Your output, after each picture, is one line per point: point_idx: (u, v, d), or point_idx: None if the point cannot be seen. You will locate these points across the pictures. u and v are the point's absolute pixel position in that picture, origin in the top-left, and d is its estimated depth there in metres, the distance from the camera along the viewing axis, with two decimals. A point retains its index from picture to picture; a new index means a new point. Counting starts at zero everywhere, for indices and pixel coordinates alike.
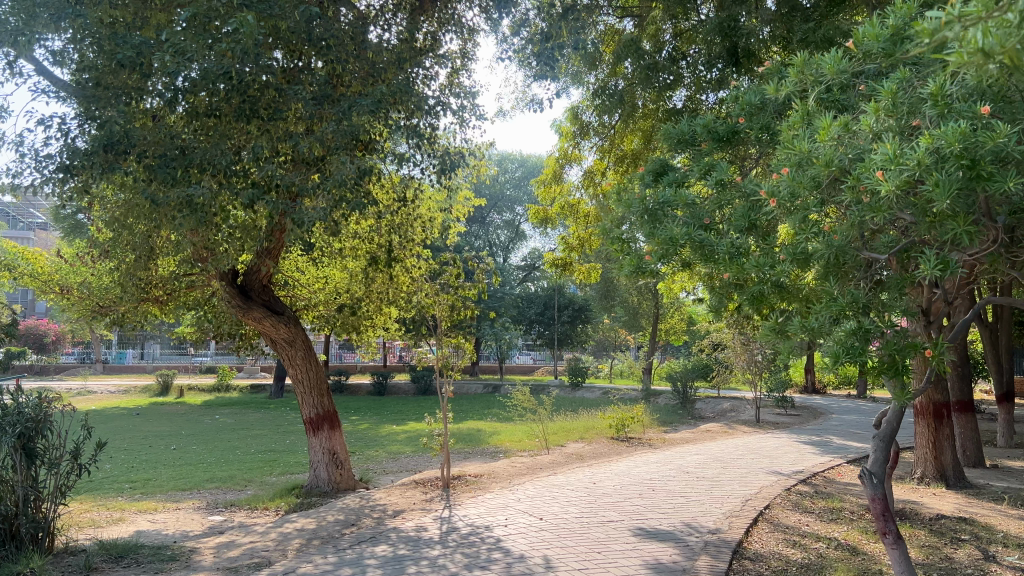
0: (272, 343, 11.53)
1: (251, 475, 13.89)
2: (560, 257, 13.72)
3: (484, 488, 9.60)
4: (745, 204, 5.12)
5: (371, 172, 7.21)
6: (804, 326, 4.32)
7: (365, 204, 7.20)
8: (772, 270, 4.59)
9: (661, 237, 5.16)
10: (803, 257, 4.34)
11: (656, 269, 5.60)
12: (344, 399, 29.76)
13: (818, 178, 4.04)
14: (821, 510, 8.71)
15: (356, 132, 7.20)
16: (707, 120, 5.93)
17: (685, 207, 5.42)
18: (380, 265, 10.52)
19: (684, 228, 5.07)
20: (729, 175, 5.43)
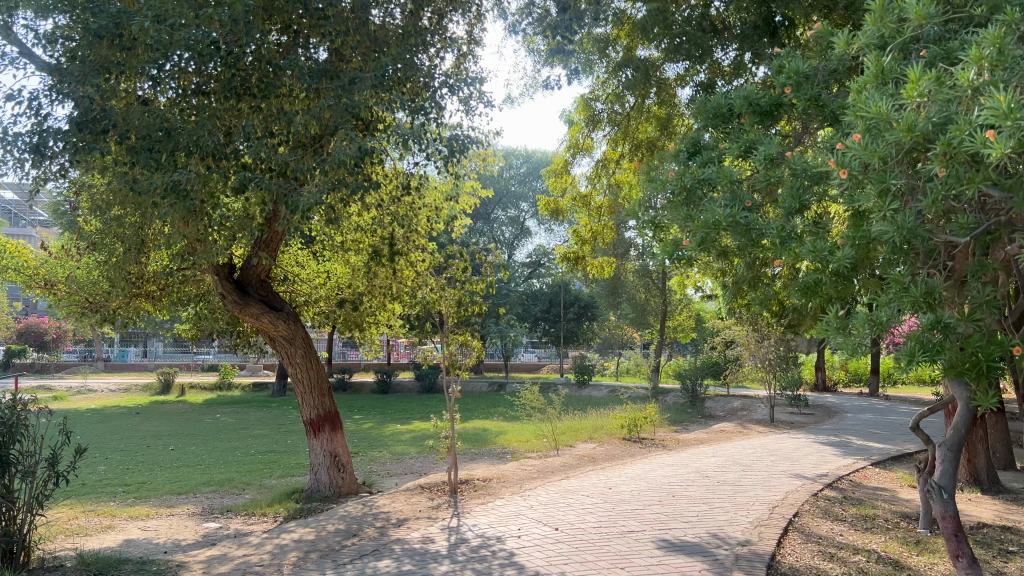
0: (271, 341, 11.02)
1: (250, 478, 13.37)
2: (573, 251, 13.09)
3: (493, 494, 9.07)
4: (795, 183, 4.63)
5: (373, 153, 6.68)
6: (870, 320, 3.81)
7: (368, 188, 6.69)
8: (831, 256, 4.11)
9: (704, 219, 4.70)
10: (867, 241, 3.93)
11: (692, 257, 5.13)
12: (348, 398, 29.28)
13: (895, 146, 3.51)
14: (853, 518, 8.17)
15: (356, 109, 6.72)
16: (749, 91, 5.58)
17: (727, 183, 5.00)
18: (382, 258, 10.01)
19: (728, 211, 4.63)
20: (779, 148, 4.93)
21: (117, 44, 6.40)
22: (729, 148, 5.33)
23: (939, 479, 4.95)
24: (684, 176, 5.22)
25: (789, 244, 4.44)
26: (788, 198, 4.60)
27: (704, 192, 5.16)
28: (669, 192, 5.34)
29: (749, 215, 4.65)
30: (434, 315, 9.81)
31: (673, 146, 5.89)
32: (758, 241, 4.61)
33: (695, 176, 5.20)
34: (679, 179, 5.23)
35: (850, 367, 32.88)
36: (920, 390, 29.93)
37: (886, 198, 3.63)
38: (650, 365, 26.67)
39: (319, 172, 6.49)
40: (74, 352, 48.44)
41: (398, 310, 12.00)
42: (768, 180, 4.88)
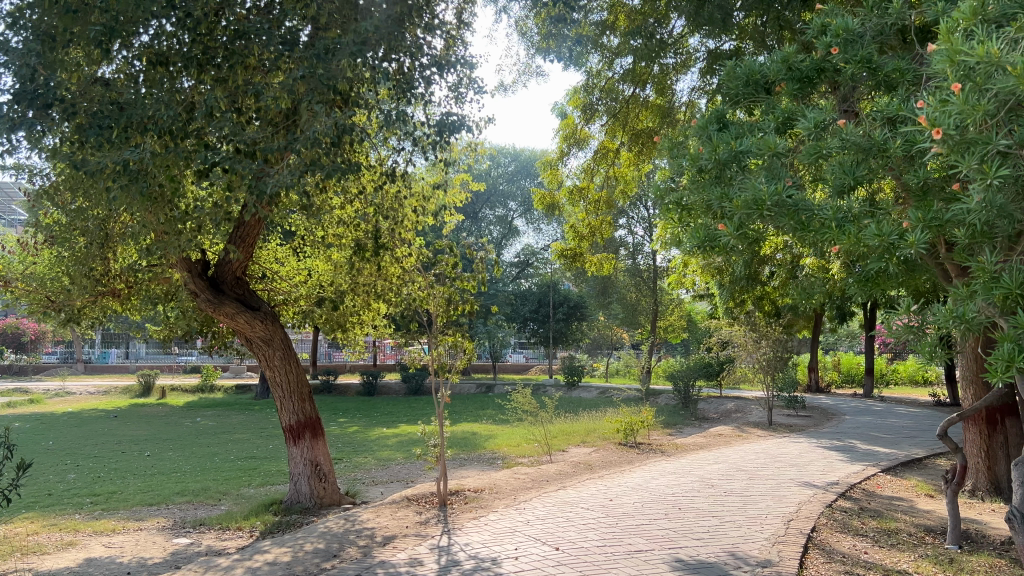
0: (247, 342, 10.32)
1: (226, 487, 12.67)
2: (569, 248, 12.53)
3: (487, 508, 8.43)
4: (846, 158, 4.47)
5: (352, 128, 6.23)
6: (954, 316, 3.95)
7: (348, 170, 6.14)
8: (901, 240, 4.02)
9: (744, 198, 4.52)
10: (941, 226, 4.03)
11: (725, 244, 4.82)
12: (332, 400, 28.51)
13: (1000, 99, 3.54)
14: (875, 533, 7.58)
15: (333, 80, 6.18)
16: (788, 54, 5.60)
17: (771, 155, 4.87)
18: (366, 253, 9.41)
19: (771, 188, 4.50)
20: (826, 113, 4.70)
21: (61, 7, 5.86)
22: (765, 122, 5.23)
23: (1019, 505, 5.13)
24: (718, 150, 5.03)
25: (846, 226, 4.25)
26: (836, 176, 4.45)
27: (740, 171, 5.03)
28: (706, 168, 5.15)
29: (794, 195, 4.52)
30: (421, 314, 9.16)
31: (695, 120, 5.66)
32: (808, 224, 4.44)
33: (730, 151, 4.99)
34: (712, 155, 5.05)
35: (843, 367, 32.53)
36: (913, 391, 29.55)
37: (995, 162, 3.60)
38: (642, 366, 26.08)
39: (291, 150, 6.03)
40: (53, 353, 47.37)
41: (385, 309, 11.30)
42: (810, 153, 4.62)
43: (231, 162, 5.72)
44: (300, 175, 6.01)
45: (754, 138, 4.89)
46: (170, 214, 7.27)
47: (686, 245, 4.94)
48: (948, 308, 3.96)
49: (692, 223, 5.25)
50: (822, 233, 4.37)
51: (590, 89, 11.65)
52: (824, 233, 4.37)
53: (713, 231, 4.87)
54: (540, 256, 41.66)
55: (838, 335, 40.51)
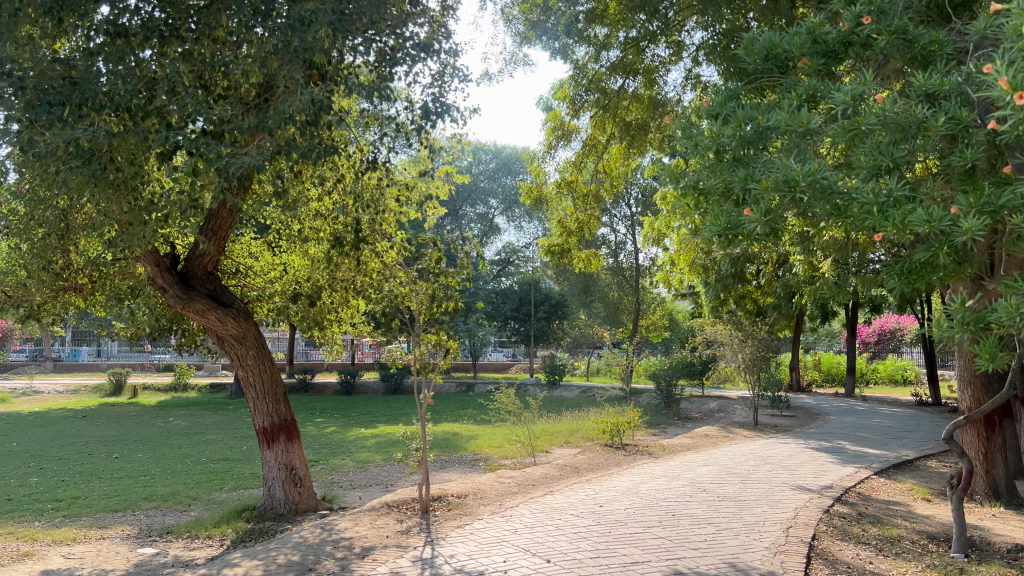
0: (219, 340, 9.83)
1: (197, 492, 12.14)
2: (557, 243, 12.15)
3: (471, 515, 8.02)
4: (880, 140, 4.22)
5: (330, 106, 5.91)
6: (1013, 310, 3.77)
7: (324, 152, 5.79)
8: (955, 226, 3.78)
9: (775, 179, 4.20)
10: (998, 211, 3.81)
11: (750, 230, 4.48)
12: (309, 399, 27.98)
13: None
14: (878, 541, 7.25)
15: (309, 53, 5.98)
16: (813, 26, 5.45)
17: (803, 131, 4.52)
18: (345, 247, 8.97)
19: (806, 167, 4.17)
20: (857, 88, 4.41)
21: None
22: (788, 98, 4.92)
23: None
24: (744, 127, 4.74)
25: (889, 211, 3.96)
26: (871, 156, 4.19)
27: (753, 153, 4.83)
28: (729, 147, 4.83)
29: (829, 177, 4.19)
30: (404, 311, 8.74)
31: (705, 103, 5.34)
32: (844, 209, 4.14)
33: (755, 128, 4.68)
34: (735, 132, 4.75)
35: (824, 366, 32.53)
36: (894, 391, 29.54)
37: None
38: (624, 365, 25.79)
39: (262, 127, 5.79)
40: (22, 351, 46.22)
41: (364, 307, 10.84)
42: (846, 130, 4.30)
43: (196, 143, 5.41)
44: (269, 159, 5.71)
45: (783, 113, 4.59)
46: (134, 203, 6.78)
47: (703, 234, 4.60)
48: (1010, 303, 3.79)
49: (708, 210, 4.92)
50: (858, 219, 4.09)
51: (577, 83, 11.29)
52: (863, 218, 4.07)
53: (735, 217, 4.52)
54: (521, 254, 41.27)
55: (818, 335, 40.53)
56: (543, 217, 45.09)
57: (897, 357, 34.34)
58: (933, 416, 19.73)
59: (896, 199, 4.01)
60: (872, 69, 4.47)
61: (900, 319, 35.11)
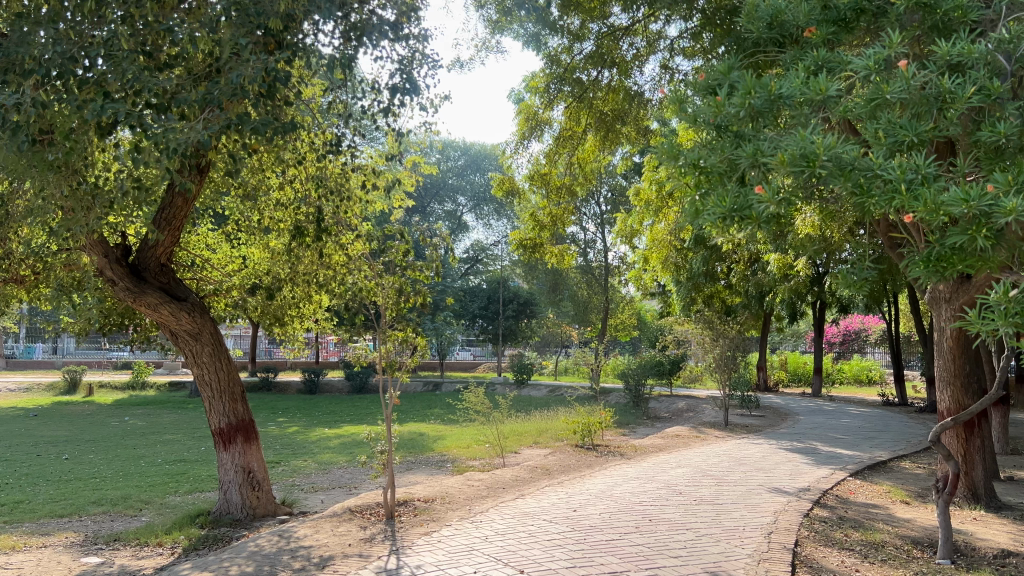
0: (172, 336, 9.32)
1: (149, 495, 11.55)
2: (529, 238, 11.87)
3: (439, 521, 7.62)
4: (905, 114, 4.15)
5: (284, 77, 5.67)
6: None
7: (274, 126, 5.53)
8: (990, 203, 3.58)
9: (792, 153, 4.05)
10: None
11: (759, 209, 4.30)
12: (271, 398, 27.29)
13: None
14: (861, 547, 6.98)
15: (260, 20, 5.88)
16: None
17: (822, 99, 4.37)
18: (306, 238, 8.53)
19: (828, 139, 4.03)
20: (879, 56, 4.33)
21: None
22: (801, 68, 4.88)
23: None
24: (754, 97, 4.62)
25: (917, 189, 3.80)
26: (890, 129, 4.17)
27: (746, 126, 4.78)
28: (739, 117, 4.73)
29: (851, 153, 4.04)
30: (369, 307, 8.33)
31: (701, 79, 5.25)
32: (867, 186, 3.98)
33: (768, 97, 4.61)
34: (743, 102, 4.64)
35: (790, 366, 32.66)
36: (859, 391, 29.67)
37: None
38: (593, 365, 25.55)
39: (205, 98, 5.54)
40: None
41: (327, 302, 10.42)
42: (869, 101, 4.28)
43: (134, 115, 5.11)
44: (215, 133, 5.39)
45: (798, 82, 4.51)
46: (76, 186, 6.29)
47: (708, 215, 4.49)
48: None
49: (710, 187, 4.80)
50: (883, 197, 3.91)
51: (549, 76, 10.90)
52: (889, 197, 3.88)
53: (743, 199, 4.43)
54: (490, 253, 40.83)
55: (784, 335, 40.74)
56: (511, 215, 44.69)
57: (862, 357, 34.59)
58: (901, 417, 19.73)
59: (925, 176, 3.87)
60: (897, 33, 4.41)
61: (865, 320, 35.37)
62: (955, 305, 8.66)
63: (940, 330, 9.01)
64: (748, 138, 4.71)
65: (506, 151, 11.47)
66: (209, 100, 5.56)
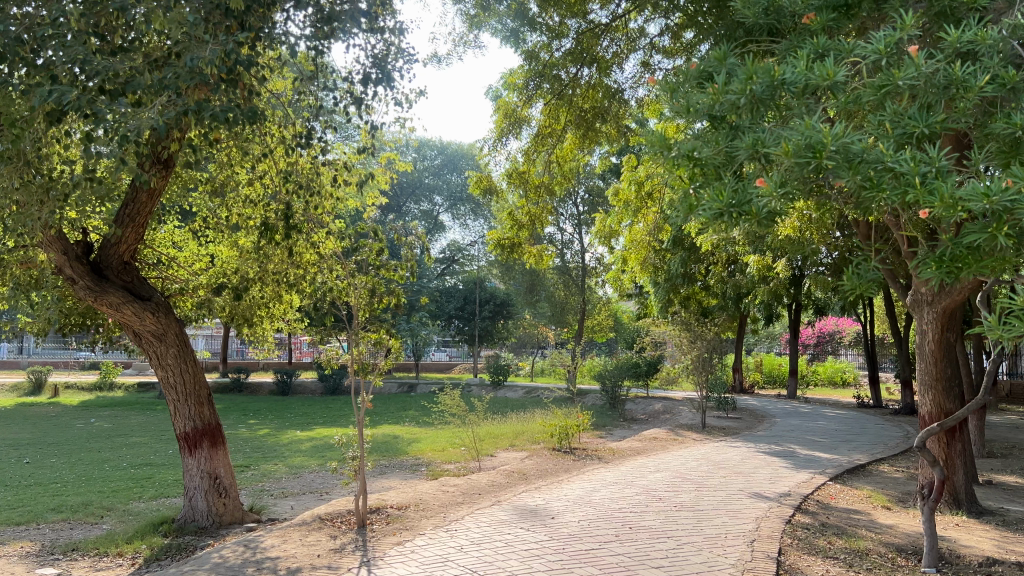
0: (135, 337, 8.95)
1: (112, 501, 11.14)
2: (506, 238, 11.49)
3: (412, 530, 7.35)
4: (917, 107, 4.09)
5: (247, 60, 5.46)
6: None
7: (234, 110, 5.30)
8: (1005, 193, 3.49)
9: (799, 143, 3.95)
10: None
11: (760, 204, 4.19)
12: (242, 400, 26.77)
13: None
14: (846, 555, 6.82)
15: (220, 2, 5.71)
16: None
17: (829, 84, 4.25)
18: (276, 236, 8.22)
19: (836, 129, 3.92)
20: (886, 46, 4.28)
21: None
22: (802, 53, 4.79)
23: None
24: (754, 83, 4.50)
25: (931, 183, 3.71)
26: (898, 121, 4.12)
27: (745, 117, 4.67)
28: (739, 105, 4.65)
29: (859, 144, 3.92)
30: (341, 308, 8.06)
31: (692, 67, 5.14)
32: (877, 180, 3.85)
33: (769, 82, 4.56)
34: (744, 88, 4.52)
35: (765, 368, 32.77)
36: (833, 393, 29.79)
37: None
38: (569, 366, 25.37)
39: (159, 81, 5.31)
40: None
41: (298, 302, 10.13)
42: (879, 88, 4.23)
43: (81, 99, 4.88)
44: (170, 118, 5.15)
45: (802, 68, 4.39)
46: (29, 178, 5.96)
47: (704, 210, 4.36)
48: None
49: (705, 180, 4.69)
50: (894, 191, 3.80)
51: (527, 73, 10.68)
52: (901, 191, 3.80)
53: (743, 193, 4.30)
54: (466, 253, 40.55)
55: (759, 337, 40.88)
56: (488, 214, 44.44)
57: (836, 358, 34.79)
58: (876, 418, 19.75)
59: (939, 169, 3.78)
60: (910, 16, 4.37)
61: (839, 322, 35.61)
62: (936, 307, 8.59)
63: (921, 333, 8.84)
64: (746, 130, 4.64)
65: (483, 147, 11.14)
66: (164, 85, 5.32)
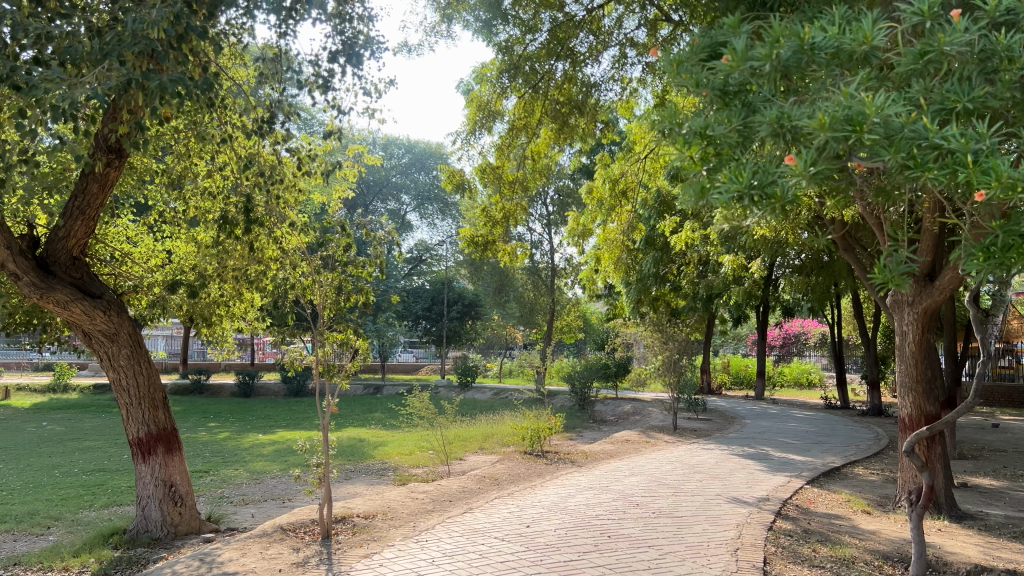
0: (85, 337, 8.41)
1: (60, 510, 10.55)
2: (480, 234, 11.00)
3: (379, 541, 6.95)
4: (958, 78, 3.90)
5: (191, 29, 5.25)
6: None
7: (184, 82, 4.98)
8: None
9: (839, 113, 3.63)
10: None
11: (789, 189, 3.85)
12: (202, 402, 26.04)
13: None
14: (831, 564, 6.58)
15: None
16: None
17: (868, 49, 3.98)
18: (236, 230, 7.74)
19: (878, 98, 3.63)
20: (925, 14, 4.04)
21: None
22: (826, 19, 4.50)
23: None
24: (782, 46, 4.11)
25: (985, 162, 3.42)
26: (937, 96, 3.92)
27: (763, 88, 4.28)
28: (761, 73, 4.21)
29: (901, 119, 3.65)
30: (304, 307, 7.63)
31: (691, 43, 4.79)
32: (921, 157, 3.58)
33: (797, 47, 4.12)
34: (772, 54, 4.12)
35: (732, 369, 32.85)
36: (800, 394, 29.93)
37: None
38: (538, 368, 25.09)
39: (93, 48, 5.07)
40: None
41: (258, 301, 9.66)
42: (918, 56, 3.96)
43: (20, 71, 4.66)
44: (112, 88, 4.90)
45: (835, 31, 4.06)
46: None
47: (723, 192, 3.97)
48: None
49: (721, 161, 4.29)
50: (942, 170, 3.49)
51: (499, 67, 10.32)
52: (948, 171, 3.50)
53: (767, 174, 3.91)
54: (433, 252, 40.01)
55: (726, 339, 40.94)
56: (456, 214, 43.99)
57: (802, 359, 35.01)
58: (845, 420, 19.74)
59: (990, 147, 3.50)
60: None
61: (805, 323, 35.86)
62: (918, 307, 8.41)
63: (901, 334, 8.68)
64: (764, 104, 4.23)
65: (455, 142, 10.74)
66: (105, 54, 5.03)
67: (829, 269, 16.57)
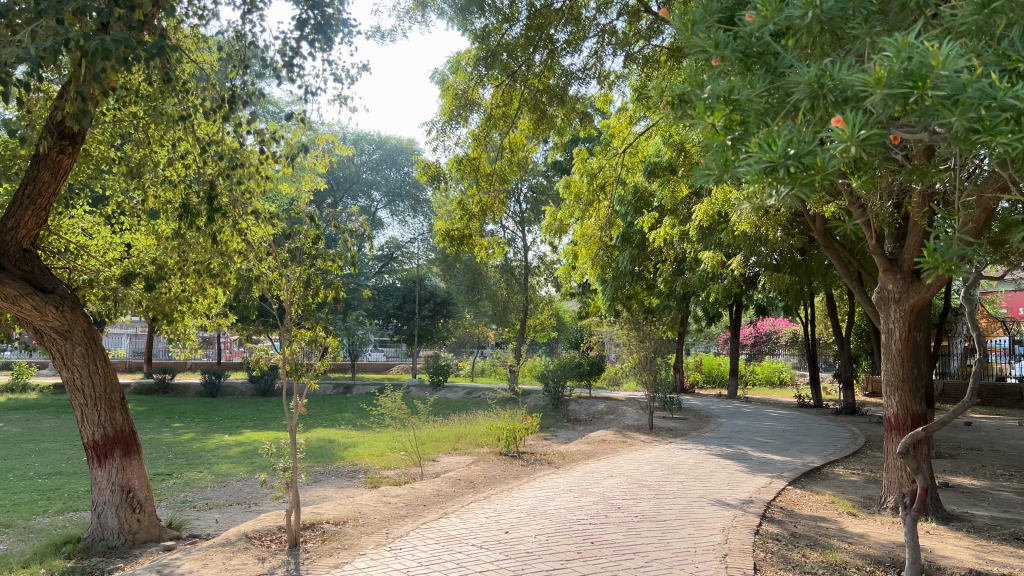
0: (36, 334, 7.88)
1: (12, 517, 10.01)
2: (456, 228, 10.34)
3: (350, 550, 6.56)
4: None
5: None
6: None
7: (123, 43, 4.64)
8: None
9: (896, 66, 3.18)
10: None
11: (830, 159, 3.42)
12: (166, 402, 25.35)
13: None
14: (824, 570, 6.33)
15: None
16: None
17: None
18: (197, 220, 7.27)
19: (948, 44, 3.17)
20: None
21: None
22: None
23: None
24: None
25: None
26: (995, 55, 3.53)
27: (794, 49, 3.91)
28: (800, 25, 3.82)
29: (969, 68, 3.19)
30: (268, 303, 7.18)
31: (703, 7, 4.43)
32: (990, 121, 3.13)
33: None
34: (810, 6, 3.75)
35: (704, 368, 32.81)
36: (772, 393, 29.96)
37: None
38: (511, 366, 24.78)
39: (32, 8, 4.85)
40: None
41: (223, 295, 9.19)
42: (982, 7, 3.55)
43: None
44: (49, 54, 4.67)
45: None
46: None
47: (751, 162, 3.55)
48: None
49: (749, 129, 3.91)
50: (1015, 135, 3.05)
51: (475, 55, 9.98)
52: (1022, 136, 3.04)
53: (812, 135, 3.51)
54: (405, 250, 39.49)
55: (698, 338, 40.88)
56: (428, 211, 43.53)
57: (773, 358, 35.04)
58: (819, 419, 19.68)
59: None
60: None
61: (776, 323, 36.03)
62: (904, 306, 8.23)
63: (887, 332, 8.51)
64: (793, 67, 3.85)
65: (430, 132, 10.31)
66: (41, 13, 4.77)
67: (805, 267, 16.73)
